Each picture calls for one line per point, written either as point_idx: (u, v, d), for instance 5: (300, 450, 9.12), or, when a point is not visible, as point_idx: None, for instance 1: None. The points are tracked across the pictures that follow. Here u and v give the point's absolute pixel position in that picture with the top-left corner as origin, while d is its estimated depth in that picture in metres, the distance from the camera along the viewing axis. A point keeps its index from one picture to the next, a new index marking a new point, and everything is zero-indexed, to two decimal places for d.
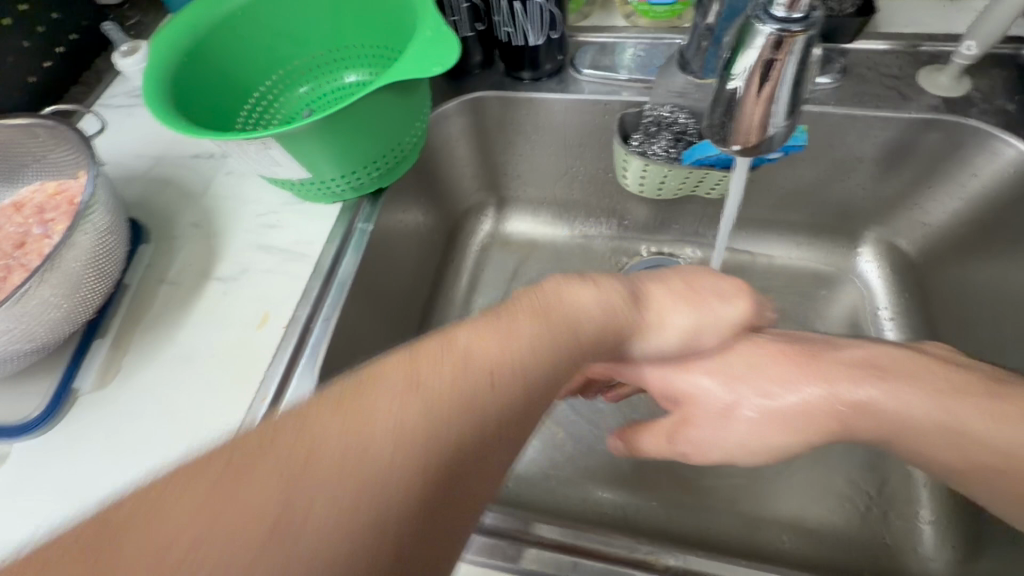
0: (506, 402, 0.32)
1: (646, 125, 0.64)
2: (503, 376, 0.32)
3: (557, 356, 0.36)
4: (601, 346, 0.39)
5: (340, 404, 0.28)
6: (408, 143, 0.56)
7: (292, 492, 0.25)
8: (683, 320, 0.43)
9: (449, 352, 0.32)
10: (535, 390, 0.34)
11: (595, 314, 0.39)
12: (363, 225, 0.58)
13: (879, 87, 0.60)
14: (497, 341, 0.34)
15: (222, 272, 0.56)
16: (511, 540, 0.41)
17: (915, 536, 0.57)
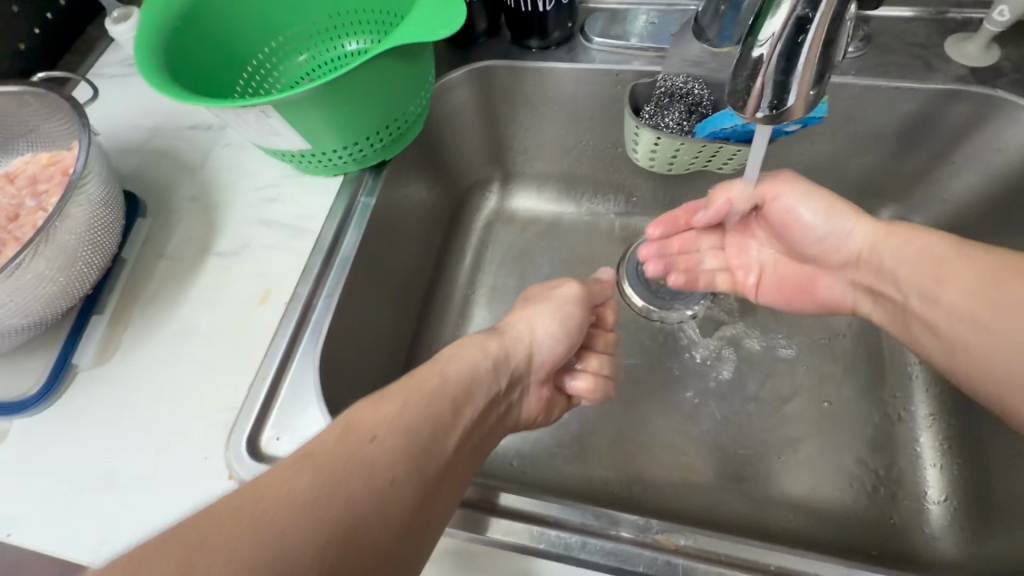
0: (383, 505, 0.32)
1: (659, 96, 0.61)
2: (381, 465, 0.33)
3: (455, 423, 0.39)
4: (479, 394, 0.42)
5: (235, 519, 0.28)
6: (412, 113, 0.54)
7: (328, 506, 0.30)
8: (549, 330, 0.49)
9: (335, 465, 0.32)
10: (424, 484, 0.34)
11: (479, 371, 0.43)
12: (366, 200, 0.56)
13: (903, 56, 0.57)
14: (385, 439, 0.34)
15: (221, 247, 0.54)
16: (504, 516, 0.40)
17: (925, 515, 0.57)
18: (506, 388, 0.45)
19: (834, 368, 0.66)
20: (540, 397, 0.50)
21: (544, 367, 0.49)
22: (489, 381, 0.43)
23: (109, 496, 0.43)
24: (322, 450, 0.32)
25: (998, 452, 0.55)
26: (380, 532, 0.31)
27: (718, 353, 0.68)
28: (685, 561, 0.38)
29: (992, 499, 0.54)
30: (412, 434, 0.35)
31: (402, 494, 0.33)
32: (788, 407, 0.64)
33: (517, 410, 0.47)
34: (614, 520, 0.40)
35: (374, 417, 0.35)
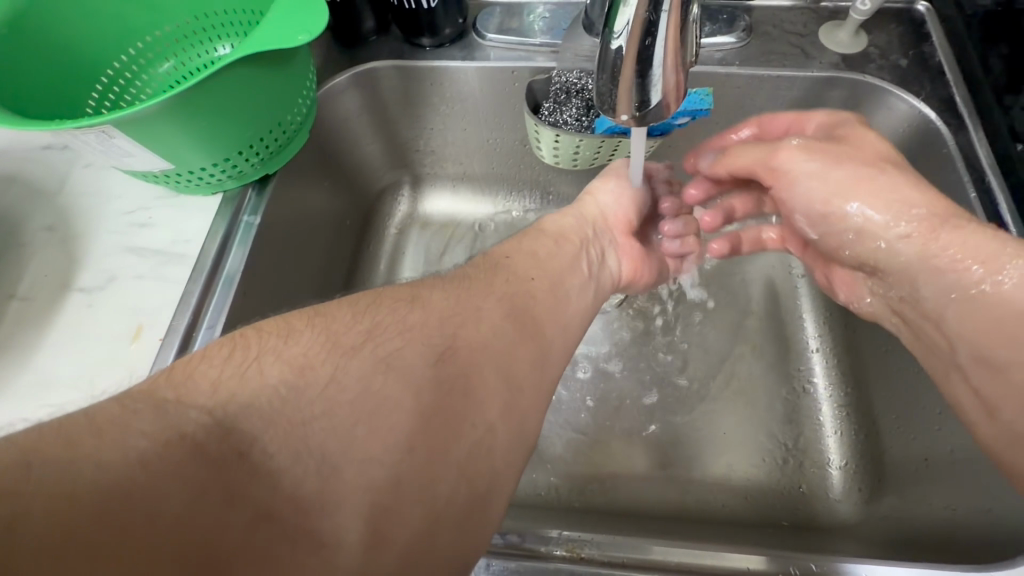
0: (534, 290, 0.42)
1: (556, 93, 0.60)
2: (518, 273, 0.43)
3: (573, 249, 0.49)
4: (577, 237, 0.51)
5: (437, 285, 0.40)
6: (290, 123, 0.51)
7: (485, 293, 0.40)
8: (619, 198, 0.56)
9: (489, 268, 0.43)
10: (559, 284, 0.45)
11: (572, 224, 0.52)
12: (249, 218, 0.52)
13: (783, 45, 0.59)
14: (518, 257, 0.46)
15: (84, 282, 0.49)
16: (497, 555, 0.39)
17: (826, 483, 0.59)
18: (591, 234, 0.53)
19: (746, 348, 0.68)
20: (629, 252, 0.56)
21: (621, 224, 0.56)
22: (579, 229, 0.52)
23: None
24: (479, 263, 0.44)
25: (885, 417, 0.59)
26: (535, 306, 0.41)
27: (638, 344, 0.69)
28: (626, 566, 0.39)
29: (885, 461, 0.57)
30: (539, 260, 0.46)
31: (542, 287, 0.43)
32: (705, 390, 0.66)
33: (611, 261, 0.54)
34: (542, 537, 0.40)
35: (509, 247, 0.47)
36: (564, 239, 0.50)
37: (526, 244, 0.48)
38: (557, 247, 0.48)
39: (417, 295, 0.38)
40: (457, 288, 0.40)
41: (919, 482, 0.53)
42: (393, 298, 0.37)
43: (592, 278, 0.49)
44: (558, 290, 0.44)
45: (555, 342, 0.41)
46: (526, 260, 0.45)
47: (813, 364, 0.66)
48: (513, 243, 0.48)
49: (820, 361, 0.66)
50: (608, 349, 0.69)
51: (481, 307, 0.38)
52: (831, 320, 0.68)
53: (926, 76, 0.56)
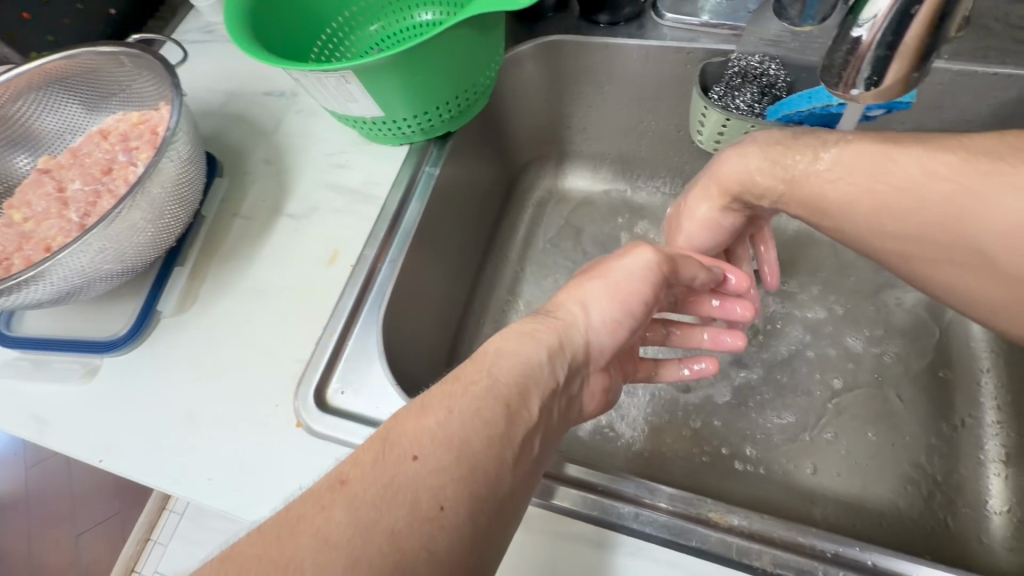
0: (437, 545, 0.28)
1: (730, 77, 0.59)
2: (424, 493, 0.29)
3: (513, 440, 0.33)
4: (536, 398, 0.36)
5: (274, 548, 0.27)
6: (481, 86, 0.55)
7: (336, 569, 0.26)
8: (606, 312, 0.42)
9: (372, 494, 0.29)
10: (478, 513, 0.30)
11: (533, 367, 0.37)
12: (430, 170, 0.57)
13: (1004, 41, 0.53)
14: (429, 460, 0.31)
15: (292, 209, 0.56)
16: (571, 484, 0.41)
17: (983, 525, 0.54)
18: (564, 381, 0.39)
19: (894, 368, 0.63)
20: (602, 384, 0.44)
21: (605, 354, 0.43)
22: (545, 380, 0.37)
23: (190, 433, 0.46)
24: (364, 472, 0.30)
25: None
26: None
27: (776, 346, 0.66)
28: (740, 543, 0.37)
29: None
30: (462, 459, 0.31)
31: (451, 526, 0.29)
32: (846, 402, 0.62)
33: (580, 403, 0.42)
34: (653, 491, 0.40)
35: (416, 433, 0.32)
36: (505, 401, 0.34)
37: (442, 435, 0.31)
38: (499, 424, 0.33)
39: (300, 544, 0.27)
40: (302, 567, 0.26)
41: None
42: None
43: (545, 457, 0.36)
44: (467, 532, 0.30)
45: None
46: (443, 459, 0.31)
47: (979, 397, 0.60)
48: (430, 423, 0.32)
49: (990, 395, 0.60)
50: (740, 347, 0.66)
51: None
52: (1005, 354, 0.61)
53: None
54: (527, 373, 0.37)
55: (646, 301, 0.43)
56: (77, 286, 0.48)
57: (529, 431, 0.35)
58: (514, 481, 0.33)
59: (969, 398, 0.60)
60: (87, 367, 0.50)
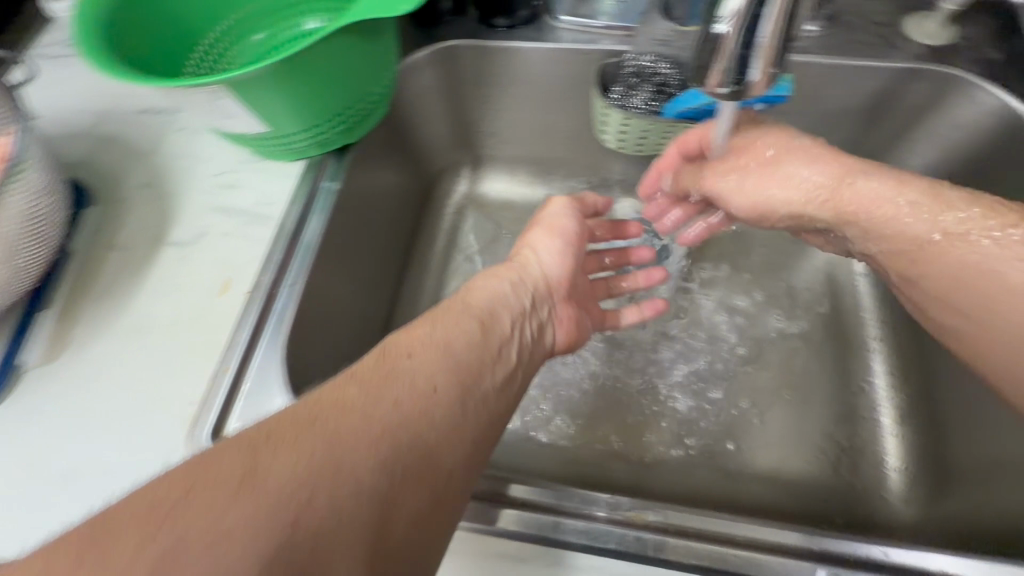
0: (437, 417, 0.35)
1: (627, 76, 0.60)
2: (420, 378, 0.35)
3: (489, 341, 0.41)
4: (505, 315, 0.43)
5: (291, 428, 0.30)
6: (375, 95, 0.53)
7: (353, 425, 0.31)
8: (551, 249, 0.50)
9: (375, 381, 0.34)
10: (466, 399, 0.37)
11: (500, 294, 0.44)
12: (329, 185, 0.54)
13: (865, 35, 0.58)
14: (421, 356, 0.37)
15: (177, 237, 0.52)
16: (512, 505, 0.39)
17: (884, 484, 0.58)
18: (528, 305, 0.46)
19: (801, 344, 0.67)
20: (569, 316, 0.50)
21: (562, 285, 0.49)
22: (512, 300, 0.45)
23: (64, 497, 0.41)
24: (365, 369, 0.35)
25: (953, 419, 0.57)
26: (433, 439, 0.34)
27: (693, 334, 0.69)
28: (655, 538, 0.38)
29: (948, 466, 0.56)
30: (452, 355, 0.38)
31: (444, 402, 0.35)
32: (760, 381, 0.65)
33: (550, 334, 0.48)
34: (587, 499, 0.39)
35: (408, 341, 0.38)
36: (479, 318, 0.42)
37: (433, 340, 0.38)
38: (478, 331, 0.41)
39: (324, 414, 0.31)
40: (321, 435, 0.30)
41: (989, 485, 0.51)
42: (231, 459, 0.28)
43: (522, 360, 0.43)
44: (459, 411, 0.36)
45: (453, 479, 0.34)
46: (437, 353, 0.37)
47: (872, 363, 0.65)
48: (422, 332, 0.39)
49: (881, 360, 0.65)
50: (659, 337, 0.69)
51: (355, 464, 0.30)
52: (892, 321, 0.66)
53: (1017, 71, 0.54)
54: (493, 300, 0.44)
55: (578, 233, 0.52)
56: None
57: (503, 339, 0.42)
58: (498, 381, 0.40)
59: (865, 368, 0.65)
60: None
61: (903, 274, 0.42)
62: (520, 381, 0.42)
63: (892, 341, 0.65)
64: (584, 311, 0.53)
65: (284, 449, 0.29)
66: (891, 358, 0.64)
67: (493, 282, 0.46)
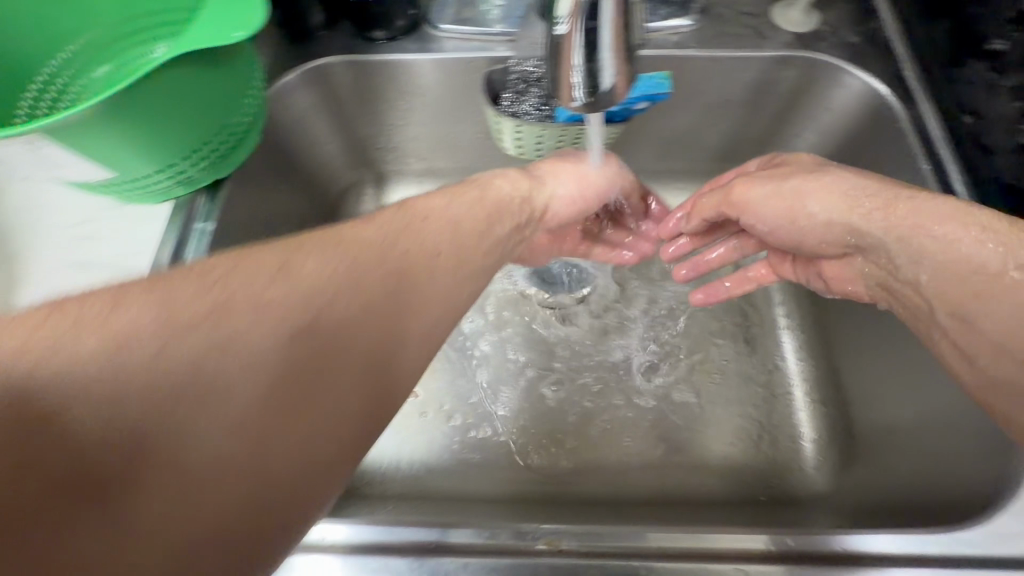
0: (459, 260, 0.39)
1: (515, 82, 0.59)
2: (440, 228, 0.39)
3: (514, 215, 0.45)
4: (507, 222, 0.44)
5: (330, 242, 0.35)
6: (237, 124, 0.49)
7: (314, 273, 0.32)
8: (566, 187, 0.50)
9: (401, 222, 0.38)
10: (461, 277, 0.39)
11: (510, 197, 0.46)
12: (202, 226, 0.50)
13: (737, 26, 0.59)
14: (434, 220, 0.39)
15: (27, 301, 0.46)
16: (392, 553, 0.39)
17: (799, 457, 0.60)
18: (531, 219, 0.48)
19: (717, 331, 0.69)
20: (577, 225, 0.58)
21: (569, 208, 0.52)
22: (516, 200, 0.46)
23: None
24: (393, 216, 0.38)
25: (852, 386, 0.60)
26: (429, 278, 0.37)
27: (609, 327, 0.69)
28: (567, 562, 0.38)
29: (855, 433, 0.58)
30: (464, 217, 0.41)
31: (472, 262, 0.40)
32: (679, 373, 0.66)
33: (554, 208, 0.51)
34: (519, 532, 0.39)
35: (436, 207, 0.41)
36: (477, 218, 0.42)
37: (454, 216, 0.41)
38: (493, 211, 0.44)
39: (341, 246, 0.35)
40: (349, 243, 0.35)
41: (887, 449, 0.54)
42: (221, 265, 0.31)
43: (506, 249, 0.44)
44: (462, 271, 0.39)
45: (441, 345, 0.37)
46: (422, 245, 0.37)
47: (782, 342, 0.67)
48: (458, 209, 0.41)
49: (790, 338, 0.67)
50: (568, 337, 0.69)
51: (327, 273, 0.32)
52: (798, 298, 0.69)
53: (875, 53, 0.57)
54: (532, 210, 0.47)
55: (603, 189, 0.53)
56: None
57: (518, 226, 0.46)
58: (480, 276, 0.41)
59: (775, 347, 0.67)
60: None
61: (961, 311, 0.39)
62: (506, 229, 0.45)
63: (800, 314, 0.68)
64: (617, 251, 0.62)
65: (239, 306, 0.29)
66: (796, 334, 0.67)
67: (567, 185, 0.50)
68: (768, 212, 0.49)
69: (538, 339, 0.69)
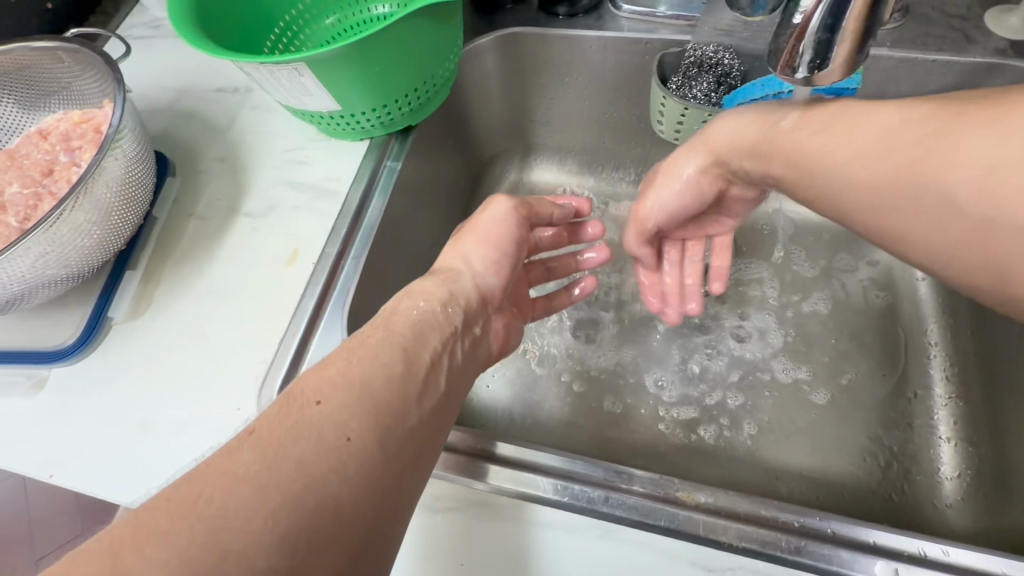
0: (338, 466, 0.31)
1: (687, 67, 0.60)
2: (330, 427, 0.32)
3: (410, 380, 0.37)
4: (433, 337, 0.40)
5: (171, 512, 0.28)
6: (441, 78, 0.54)
7: (237, 503, 0.28)
8: (483, 257, 0.47)
9: (278, 436, 0.31)
10: (377, 476, 0.32)
11: (429, 319, 0.41)
12: (391, 164, 0.56)
13: (942, 28, 0.56)
14: (331, 401, 0.33)
15: (250, 208, 0.55)
16: (502, 464, 0.42)
17: (934, 490, 0.57)
18: (471, 321, 0.44)
19: (851, 346, 0.66)
20: (501, 325, 0.48)
21: (496, 297, 0.47)
22: (439, 324, 0.41)
23: (146, 443, 0.44)
24: (268, 422, 0.32)
25: (1014, 429, 0.55)
26: (339, 491, 0.30)
27: (738, 325, 0.68)
28: (705, 518, 0.38)
29: (1008, 475, 0.54)
30: (363, 391, 0.34)
31: (358, 452, 0.32)
32: (805, 380, 0.64)
33: (486, 343, 0.46)
34: (625, 475, 0.41)
35: (319, 381, 0.34)
36: (399, 381, 0.36)
37: (345, 383, 0.34)
38: (396, 366, 0.36)
39: (241, 445, 0.31)
40: (207, 515, 0.28)
41: None
42: (95, 561, 0.26)
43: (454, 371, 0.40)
44: (384, 442, 0.33)
45: (372, 529, 0.31)
46: (261, 461, 0.30)
47: (930, 370, 0.63)
48: (345, 371, 0.35)
49: (939, 367, 0.63)
50: (644, 336, 0.68)
51: (248, 543, 0.27)
52: (953, 329, 0.64)
53: None
54: (409, 327, 0.40)
55: (514, 240, 0.49)
56: (19, 292, 0.45)
57: (427, 367, 0.38)
58: (413, 451, 0.34)
59: (921, 376, 0.63)
60: (33, 379, 0.48)
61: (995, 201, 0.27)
62: (450, 413, 0.39)
63: (956, 343, 0.63)
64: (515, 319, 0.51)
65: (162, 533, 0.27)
66: (947, 366, 0.62)
67: (482, 254, 0.47)
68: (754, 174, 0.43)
69: (660, 322, 0.69)
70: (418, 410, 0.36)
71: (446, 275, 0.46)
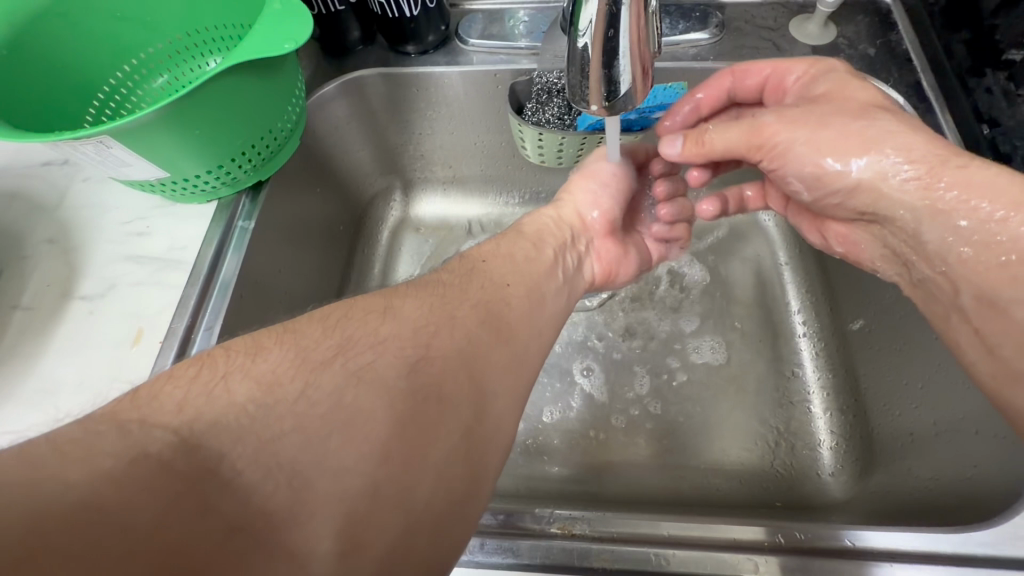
0: (508, 294, 0.41)
1: (538, 93, 0.63)
2: (497, 274, 0.43)
3: (543, 256, 0.47)
4: (551, 240, 0.49)
5: (411, 295, 0.38)
6: (282, 129, 0.53)
7: (451, 296, 0.38)
8: (590, 191, 0.54)
9: (463, 274, 0.42)
10: (534, 311, 0.41)
11: (549, 222, 0.52)
12: (243, 224, 0.54)
13: (756, 39, 0.61)
14: (494, 262, 0.44)
15: (85, 290, 0.50)
16: (490, 535, 0.40)
17: (818, 463, 0.60)
18: (570, 238, 0.52)
19: (735, 335, 0.69)
20: (608, 250, 0.55)
21: (600, 225, 0.54)
22: (555, 230, 0.51)
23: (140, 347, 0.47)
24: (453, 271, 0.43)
25: (871, 394, 0.60)
26: (511, 312, 0.40)
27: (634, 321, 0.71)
28: (579, 546, 0.40)
29: (874, 439, 0.58)
30: (516, 265, 0.45)
31: (517, 293, 0.42)
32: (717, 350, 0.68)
33: (588, 261, 0.53)
34: (536, 517, 0.42)
35: (486, 252, 0.46)
36: (540, 256, 0.47)
37: (498, 255, 0.46)
38: (534, 249, 0.48)
39: (442, 279, 0.41)
40: (434, 298, 0.38)
41: (906, 454, 0.54)
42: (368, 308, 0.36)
43: (568, 281, 0.48)
44: (534, 292, 0.43)
45: (529, 346, 0.39)
46: (460, 280, 0.41)
47: (800, 349, 0.67)
48: (500, 248, 0.47)
49: (808, 345, 0.67)
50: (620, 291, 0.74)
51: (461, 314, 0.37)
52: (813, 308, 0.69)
53: (893, 63, 0.58)
54: (536, 231, 0.50)
55: (627, 188, 0.56)
56: None
57: (551, 261, 0.47)
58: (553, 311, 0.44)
59: (795, 356, 0.67)
60: None
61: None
62: (575, 284, 0.48)
63: (819, 317, 0.68)
64: (629, 248, 0.57)
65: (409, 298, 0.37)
66: (814, 342, 0.67)
67: (588, 193, 0.54)
68: (797, 172, 0.48)
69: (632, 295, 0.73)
70: (555, 279, 0.46)
71: (557, 205, 0.54)
